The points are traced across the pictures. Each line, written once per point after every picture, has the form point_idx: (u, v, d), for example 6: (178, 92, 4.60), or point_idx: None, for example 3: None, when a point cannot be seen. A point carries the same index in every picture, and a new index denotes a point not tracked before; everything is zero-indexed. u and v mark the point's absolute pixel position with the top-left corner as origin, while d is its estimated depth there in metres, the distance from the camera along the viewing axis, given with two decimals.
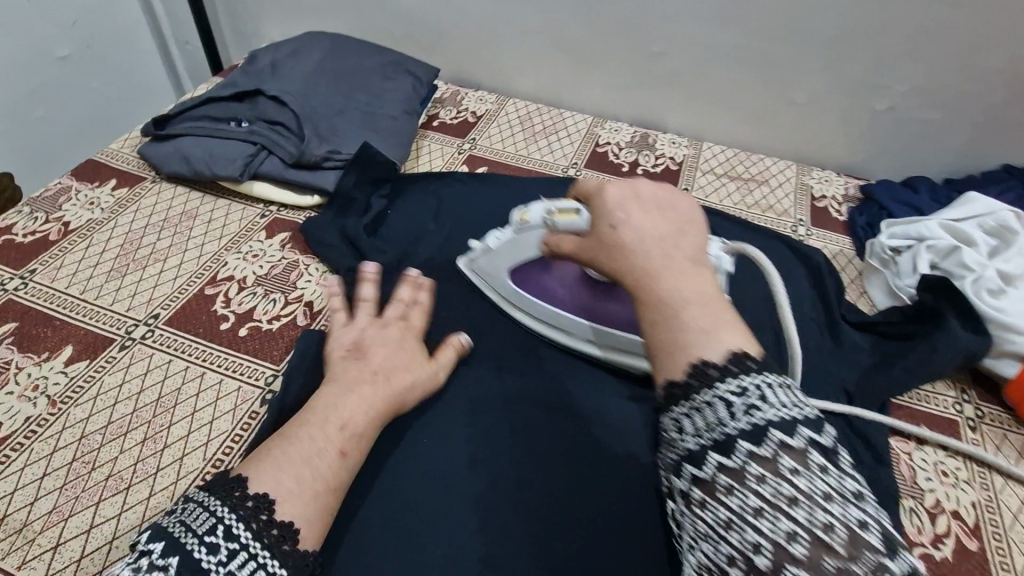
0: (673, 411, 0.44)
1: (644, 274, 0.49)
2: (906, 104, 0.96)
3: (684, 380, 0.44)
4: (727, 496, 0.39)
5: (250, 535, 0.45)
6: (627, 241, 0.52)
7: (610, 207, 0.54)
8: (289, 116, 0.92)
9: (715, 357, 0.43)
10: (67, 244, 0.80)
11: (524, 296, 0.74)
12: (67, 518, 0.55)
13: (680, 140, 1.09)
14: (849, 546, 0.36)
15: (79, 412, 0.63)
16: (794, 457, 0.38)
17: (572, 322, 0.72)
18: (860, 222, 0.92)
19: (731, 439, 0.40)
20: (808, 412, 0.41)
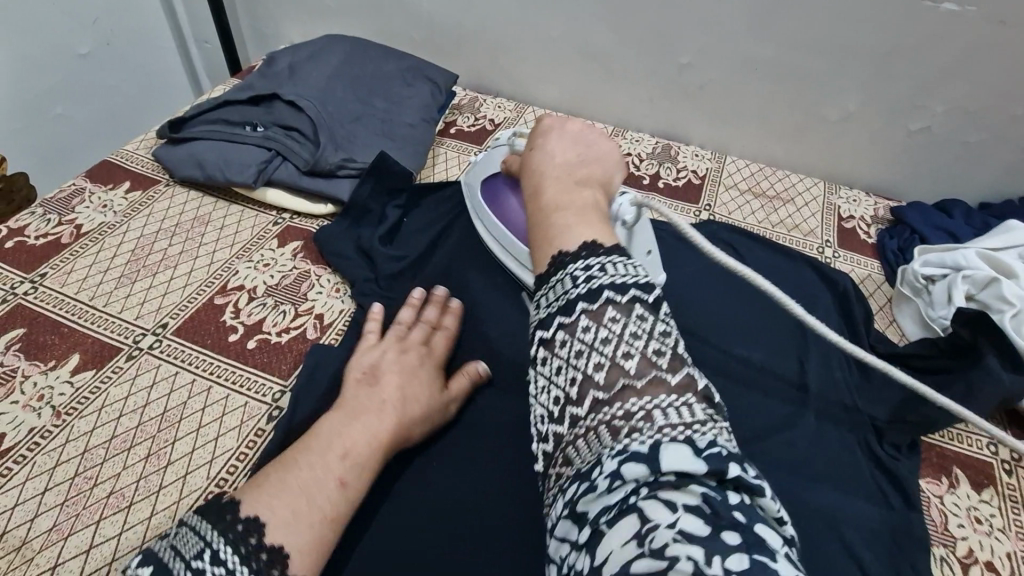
0: (538, 292, 0.50)
1: (537, 184, 0.62)
2: (944, 124, 0.92)
3: (548, 268, 0.51)
4: (560, 348, 0.45)
5: (237, 559, 0.44)
6: (536, 161, 0.65)
7: (540, 133, 0.68)
8: (305, 122, 0.90)
9: (573, 247, 0.51)
10: (78, 248, 0.79)
11: (483, 206, 0.79)
12: (66, 536, 0.54)
13: (703, 153, 1.06)
14: (644, 372, 0.42)
15: (84, 424, 0.62)
16: (616, 308, 0.44)
17: (511, 242, 0.74)
18: (890, 246, 0.88)
19: (570, 302, 0.46)
20: (640, 277, 0.47)
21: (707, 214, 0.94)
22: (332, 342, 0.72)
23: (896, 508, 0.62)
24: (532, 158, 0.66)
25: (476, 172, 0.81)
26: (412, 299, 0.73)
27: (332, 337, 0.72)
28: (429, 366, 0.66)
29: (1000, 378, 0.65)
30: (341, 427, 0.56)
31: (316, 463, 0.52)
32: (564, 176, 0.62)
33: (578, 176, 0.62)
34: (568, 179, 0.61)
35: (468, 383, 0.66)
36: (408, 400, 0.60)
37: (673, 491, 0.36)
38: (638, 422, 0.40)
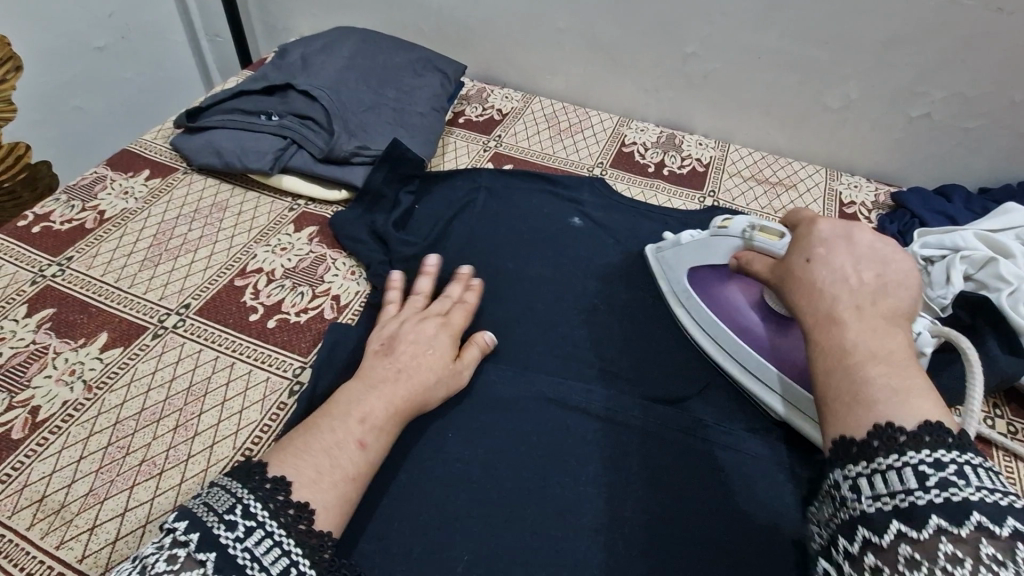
0: (853, 471, 0.43)
1: (833, 315, 0.50)
2: (943, 112, 0.94)
3: (866, 437, 0.43)
4: (909, 566, 0.37)
5: (267, 513, 0.47)
6: (820, 280, 0.53)
7: (815, 243, 0.56)
8: (319, 110, 0.92)
9: (907, 422, 0.42)
10: (102, 232, 0.82)
11: (694, 298, 0.73)
12: (102, 500, 0.57)
13: (707, 142, 1.08)
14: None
15: (114, 398, 0.64)
16: (996, 546, 0.36)
17: (735, 346, 0.69)
18: (890, 230, 0.90)
19: (917, 509, 0.39)
20: (1015, 503, 0.38)
21: (711, 200, 0.96)
22: (348, 321, 0.74)
23: None
24: (812, 271, 0.54)
25: (685, 258, 0.75)
26: (429, 269, 0.75)
27: (349, 316, 0.75)
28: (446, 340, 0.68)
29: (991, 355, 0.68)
30: (362, 397, 0.59)
31: (340, 430, 0.55)
32: (877, 312, 0.49)
33: (891, 311, 0.50)
34: (881, 316, 0.49)
35: (478, 353, 0.69)
36: (426, 373, 0.63)
37: None
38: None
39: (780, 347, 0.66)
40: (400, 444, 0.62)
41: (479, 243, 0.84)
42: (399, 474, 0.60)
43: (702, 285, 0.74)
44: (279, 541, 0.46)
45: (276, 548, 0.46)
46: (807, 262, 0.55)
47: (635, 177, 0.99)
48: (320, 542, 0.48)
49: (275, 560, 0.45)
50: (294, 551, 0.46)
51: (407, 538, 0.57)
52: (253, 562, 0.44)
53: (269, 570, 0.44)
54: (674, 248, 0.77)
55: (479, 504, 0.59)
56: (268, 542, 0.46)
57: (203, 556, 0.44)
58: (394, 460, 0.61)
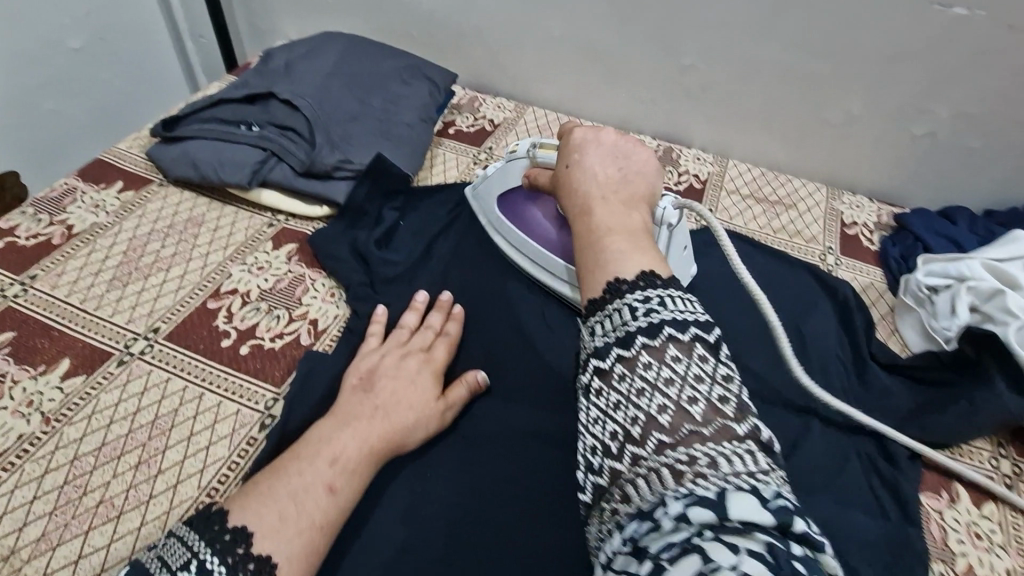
0: (592, 321, 0.51)
1: (583, 210, 0.60)
2: (948, 130, 0.91)
3: (602, 295, 0.51)
4: (619, 382, 0.46)
5: (224, 569, 0.44)
6: (575, 179, 0.64)
7: (572, 148, 0.67)
8: (301, 121, 0.89)
9: (629, 276, 0.51)
10: (70, 249, 0.78)
11: (505, 222, 0.80)
12: (55, 547, 0.53)
13: (705, 157, 1.04)
14: (709, 414, 0.43)
15: (73, 431, 0.61)
16: (679, 348, 0.46)
17: (539, 255, 0.77)
18: (893, 253, 0.87)
19: (631, 335, 0.47)
20: (700, 316, 0.49)
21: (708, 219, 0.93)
22: (325, 349, 0.71)
23: (896, 522, 0.61)
24: (570, 174, 0.65)
25: (491, 188, 0.82)
26: (417, 303, 0.72)
27: (326, 343, 0.71)
28: (430, 372, 0.65)
29: (1000, 395, 0.65)
30: (333, 434, 0.55)
31: (308, 471, 0.52)
32: (615, 201, 0.60)
33: (624, 198, 0.61)
34: (616, 203, 0.60)
35: (466, 391, 0.65)
36: (405, 411, 0.59)
37: (737, 537, 0.36)
38: (702, 465, 0.40)
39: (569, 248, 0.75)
40: (375, 484, 0.59)
41: (465, 263, 0.80)
42: (373, 516, 0.57)
43: (506, 208, 0.81)
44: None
45: None
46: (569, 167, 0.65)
47: None
48: None
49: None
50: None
51: None
52: None
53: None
54: (481, 184, 0.84)
55: (456, 550, 0.56)
56: None
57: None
58: (368, 501, 0.58)
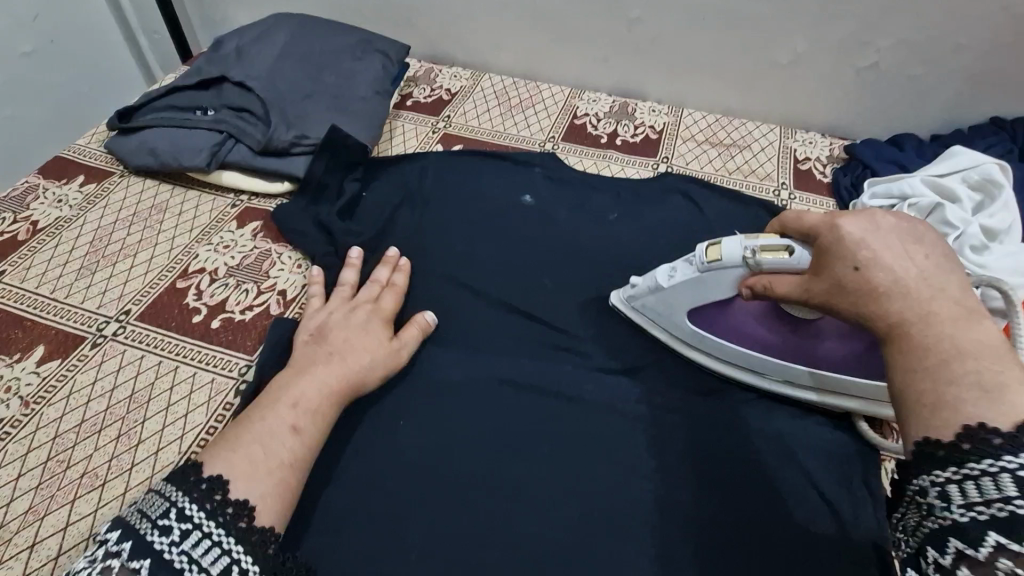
0: (934, 475, 0.37)
1: (921, 317, 0.41)
2: (891, 60, 0.93)
3: (954, 441, 0.36)
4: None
5: (204, 514, 0.45)
6: (882, 285, 0.44)
7: (851, 245, 0.47)
8: (255, 102, 0.89)
9: (1003, 425, 0.35)
10: (37, 243, 0.79)
11: (710, 338, 0.66)
12: (43, 516, 0.55)
13: (660, 108, 1.06)
14: None
15: (53, 412, 0.62)
16: None
17: (773, 368, 0.65)
18: (843, 183, 0.90)
19: (1016, 518, 0.33)
20: None
21: (664, 166, 0.95)
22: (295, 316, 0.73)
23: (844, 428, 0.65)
24: (868, 279, 0.44)
25: (681, 302, 0.65)
26: (354, 260, 0.74)
27: (296, 311, 0.73)
28: (384, 323, 0.67)
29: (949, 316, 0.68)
30: (301, 386, 0.58)
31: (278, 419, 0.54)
32: (951, 305, 0.42)
33: (969, 302, 0.42)
34: (960, 310, 0.41)
35: (419, 333, 0.68)
36: (361, 355, 0.62)
37: None
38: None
39: (818, 352, 0.63)
40: (352, 436, 0.62)
41: (428, 227, 0.82)
42: (350, 463, 0.61)
43: (708, 320, 0.66)
44: (217, 540, 0.44)
45: (215, 549, 0.44)
46: (860, 271, 0.45)
47: (587, 149, 0.98)
48: (259, 538, 0.46)
49: (215, 560, 0.43)
50: (236, 549, 0.44)
51: (359, 528, 0.57)
52: (190, 565, 0.42)
53: (208, 570, 0.42)
54: (653, 297, 0.67)
55: (430, 488, 0.60)
56: (206, 543, 0.44)
57: (136, 564, 0.42)
58: (347, 453, 0.61)
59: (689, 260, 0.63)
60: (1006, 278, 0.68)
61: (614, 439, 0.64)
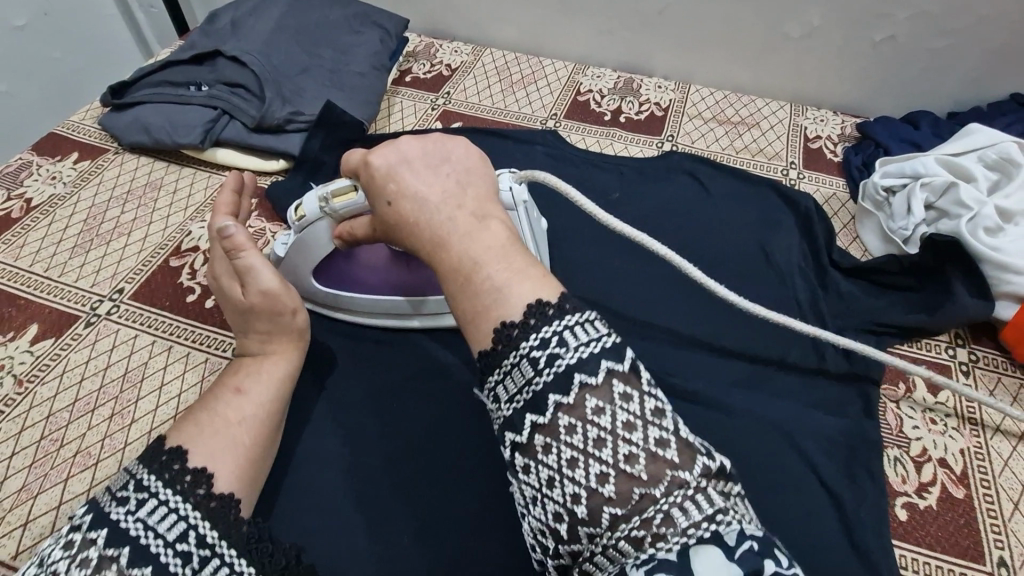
0: (488, 380, 0.41)
1: (438, 238, 0.44)
2: (908, 33, 0.89)
3: (493, 347, 0.40)
4: (545, 456, 0.37)
5: (160, 483, 0.44)
6: (408, 214, 0.46)
7: (383, 178, 0.48)
8: (250, 77, 0.87)
9: (515, 316, 0.40)
10: (30, 221, 0.78)
11: (337, 294, 0.66)
12: (36, 495, 0.55)
13: (667, 84, 1.02)
14: (653, 470, 0.36)
15: (46, 390, 0.62)
16: (598, 397, 0.37)
17: (387, 307, 0.66)
18: (855, 162, 0.87)
19: (540, 395, 0.38)
20: (605, 341, 0.39)
21: (670, 145, 0.92)
22: None
23: (851, 416, 0.62)
24: (398, 210, 0.47)
25: (297, 267, 0.64)
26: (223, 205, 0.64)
27: None
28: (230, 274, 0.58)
29: (959, 301, 0.66)
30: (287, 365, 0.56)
31: (254, 393, 0.53)
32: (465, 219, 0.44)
33: (475, 207, 0.45)
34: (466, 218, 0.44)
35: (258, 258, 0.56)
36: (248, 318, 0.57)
37: None
38: (659, 526, 0.35)
39: (423, 282, 0.65)
40: (345, 418, 0.61)
41: None
42: (338, 445, 0.59)
43: (331, 278, 0.66)
44: (174, 507, 0.43)
45: (171, 515, 0.43)
46: (389, 204, 0.47)
47: (591, 127, 0.95)
48: (217, 504, 0.45)
49: (170, 525, 0.42)
50: (192, 514, 0.43)
51: (350, 511, 0.56)
52: (147, 532, 0.42)
53: (163, 535, 0.42)
54: (281, 269, 0.65)
55: (415, 470, 0.58)
56: (162, 510, 0.43)
57: (94, 534, 0.41)
58: (338, 435, 0.60)
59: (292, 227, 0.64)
60: (1020, 261, 0.66)
61: None
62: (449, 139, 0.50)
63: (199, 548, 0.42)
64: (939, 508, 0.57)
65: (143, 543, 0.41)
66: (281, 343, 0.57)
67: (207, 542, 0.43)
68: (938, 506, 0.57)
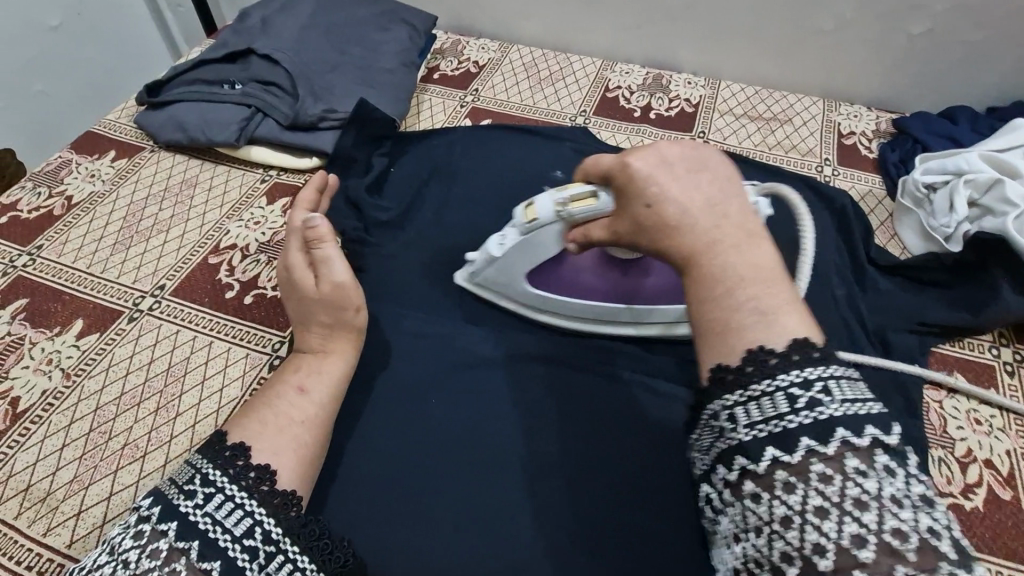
0: (725, 400, 0.38)
1: (704, 248, 0.41)
2: (946, 26, 0.87)
3: (740, 366, 0.38)
4: (785, 494, 0.35)
5: (227, 479, 0.45)
6: (671, 219, 0.42)
7: (640, 182, 0.44)
8: (283, 75, 0.88)
9: (778, 344, 0.38)
10: (71, 218, 0.80)
11: (548, 296, 0.66)
12: (87, 486, 0.56)
13: (696, 80, 1.02)
14: (923, 558, 0.32)
15: (93, 384, 0.64)
16: (861, 457, 0.35)
17: (601, 312, 0.66)
18: (891, 159, 0.86)
19: (789, 434, 0.35)
20: (875, 407, 0.36)
21: (701, 142, 0.92)
22: None
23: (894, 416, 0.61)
24: (659, 215, 0.43)
25: (514, 268, 0.64)
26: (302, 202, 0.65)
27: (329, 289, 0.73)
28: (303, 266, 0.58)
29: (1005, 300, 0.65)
30: (334, 363, 0.57)
31: (304, 390, 0.54)
32: (735, 233, 0.41)
33: (744, 221, 0.42)
34: (741, 235, 0.41)
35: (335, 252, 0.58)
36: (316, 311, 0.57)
37: None
38: None
39: (641, 289, 0.64)
40: (387, 415, 0.62)
41: (457, 204, 0.81)
42: (380, 441, 0.60)
43: (544, 281, 0.66)
44: (240, 503, 0.44)
45: (239, 511, 0.43)
46: (651, 207, 0.43)
47: (621, 124, 0.94)
48: (282, 498, 0.45)
49: (237, 521, 0.43)
50: (258, 510, 0.44)
51: (396, 508, 0.56)
52: (215, 526, 0.42)
53: (231, 530, 0.42)
54: (491, 266, 0.65)
55: (500, 479, 0.58)
56: (229, 505, 0.43)
57: (164, 526, 0.42)
58: (380, 431, 0.61)
59: (509, 227, 0.62)
60: None
61: (655, 423, 0.61)
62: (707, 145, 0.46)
63: (265, 544, 0.43)
64: (987, 510, 0.56)
65: (211, 536, 0.41)
66: (338, 342, 0.58)
67: (273, 538, 0.43)
68: (985, 508, 0.56)
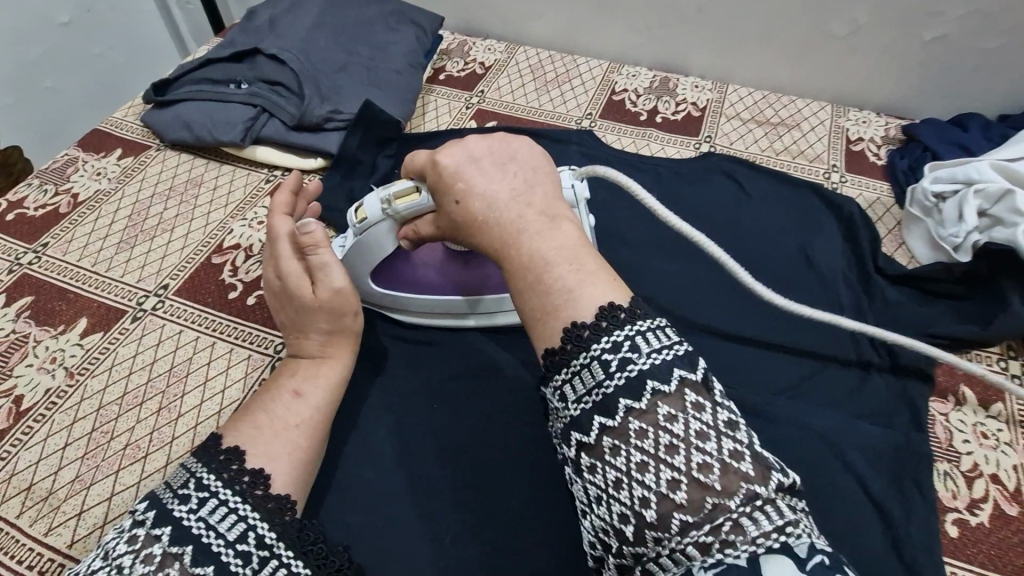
0: (554, 380, 0.40)
1: (511, 238, 0.44)
2: (960, 32, 0.86)
3: (562, 346, 0.40)
4: (613, 458, 0.37)
5: (220, 483, 0.45)
6: (477, 212, 0.46)
7: (451, 178, 0.48)
8: (289, 75, 0.88)
9: (586, 317, 0.40)
10: (77, 216, 0.80)
11: (396, 295, 0.67)
12: (88, 486, 0.57)
13: (705, 83, 1.01)
14: (726, 481, 0.36)
15: (96, 383, 0.64)
16: (669, 404, 0.37)
17: (441, 306, 0.67)
18: (900, 166, 0.85)
19: (610, 398, 0.38)
20: (676, 350, 0.39)
21: (708, 146, 0.91)
22: None
23: (897, 428, 0.61)
24: (467, 209, 0.47)
25: (357, 270, 0.64)
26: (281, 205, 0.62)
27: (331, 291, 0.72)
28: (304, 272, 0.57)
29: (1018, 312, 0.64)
30: (333, 367, 0.57)
31: (301, 394, 0.54)
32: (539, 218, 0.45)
33: (545, 207, 0.46)
34: (541, 218, 0.45)
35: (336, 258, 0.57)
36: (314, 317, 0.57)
37: None
38: (728, 532, 0.34)
39: (479, 280, 0.65)
40: (386, 419, 0.62)
41: None
42: (379, 444, 0.60)
43: (389, 279, 0.66)
44: (234, 507, 0.44)
45: (231, 515, 0.43)
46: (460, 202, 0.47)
47: (627, 127, 0.94)
48: (280, 505, 0.46)
49: (231, 526, 0.43)
50: (249, 514, 0.44)
51: (393, 513, 0.56)
52: (208, 531, 0.42)
53: (224, 535, 0.42)
54: None
55: (497, 485, 0.58)
56: (221, 509, 0.43)
57: (157, 530, 0.41)
58: (378, 435, 0.60)
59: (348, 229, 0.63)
60: None
61: None
62: (514, 137, 0.51)
63: (258, 549, 0.43)
64: (991, 526, 0.55)
65: (205, 541, 0.41)
66: (338, 347, 0.58)
67: (266, 543, 0.43)
68: (990, 524, 0.55)
